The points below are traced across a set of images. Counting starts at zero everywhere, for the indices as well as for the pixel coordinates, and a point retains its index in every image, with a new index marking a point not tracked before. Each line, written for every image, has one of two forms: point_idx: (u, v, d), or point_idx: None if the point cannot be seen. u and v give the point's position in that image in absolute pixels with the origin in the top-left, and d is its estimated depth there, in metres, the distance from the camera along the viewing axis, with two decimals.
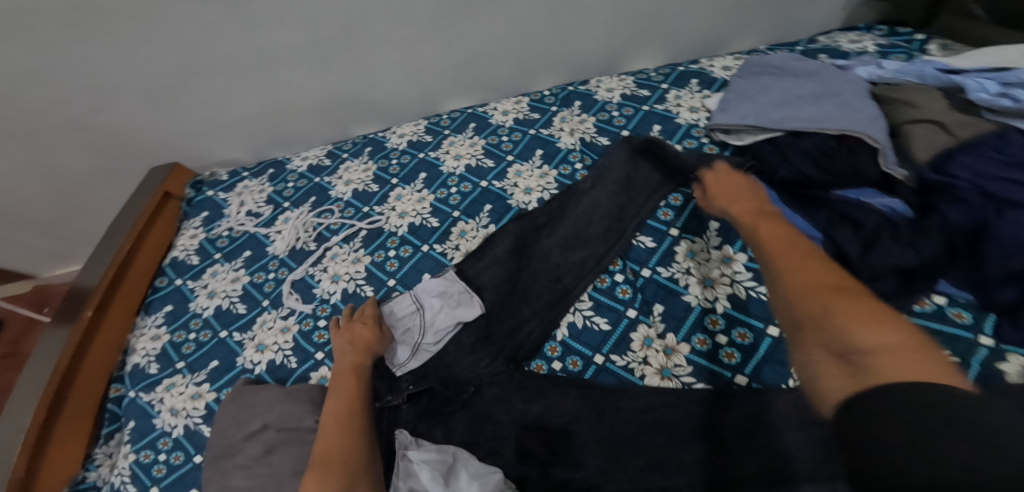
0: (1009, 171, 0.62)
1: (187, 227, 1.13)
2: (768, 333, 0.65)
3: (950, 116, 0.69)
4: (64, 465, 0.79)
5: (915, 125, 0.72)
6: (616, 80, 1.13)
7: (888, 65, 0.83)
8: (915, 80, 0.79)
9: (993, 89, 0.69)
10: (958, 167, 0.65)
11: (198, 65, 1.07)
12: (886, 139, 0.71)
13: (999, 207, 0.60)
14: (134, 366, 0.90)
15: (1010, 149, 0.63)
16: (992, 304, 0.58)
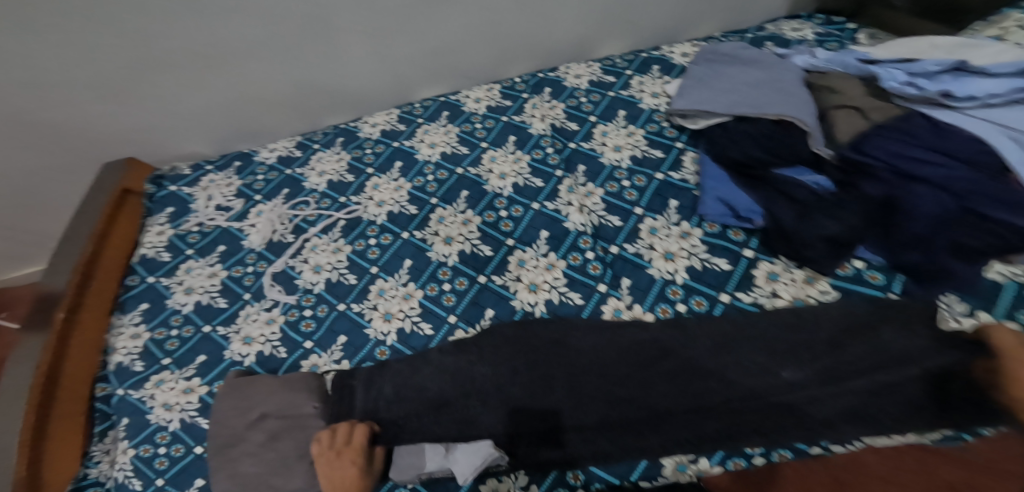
0: (915, 150, 0.73)
1: (153, 224, 1.11)
2: (720, 299, 0.74)
3: (864, 103, 0.80)
4: (65, 463, 0.79)
5: (838, 111, 0.82)
6: (583, 67, 1.18)
7: (819, 54, 0.92)
8: (840, 69, 0.88)
9: (901, 78, 0.79)
10: (873, 147, 0.76)
11: (151, 58, 1.04)
12: (814, 122, 0.80)
13: (908, 182, 0.72)
14: (117, 365, 0.91)
15: (914, 131, 0.75)
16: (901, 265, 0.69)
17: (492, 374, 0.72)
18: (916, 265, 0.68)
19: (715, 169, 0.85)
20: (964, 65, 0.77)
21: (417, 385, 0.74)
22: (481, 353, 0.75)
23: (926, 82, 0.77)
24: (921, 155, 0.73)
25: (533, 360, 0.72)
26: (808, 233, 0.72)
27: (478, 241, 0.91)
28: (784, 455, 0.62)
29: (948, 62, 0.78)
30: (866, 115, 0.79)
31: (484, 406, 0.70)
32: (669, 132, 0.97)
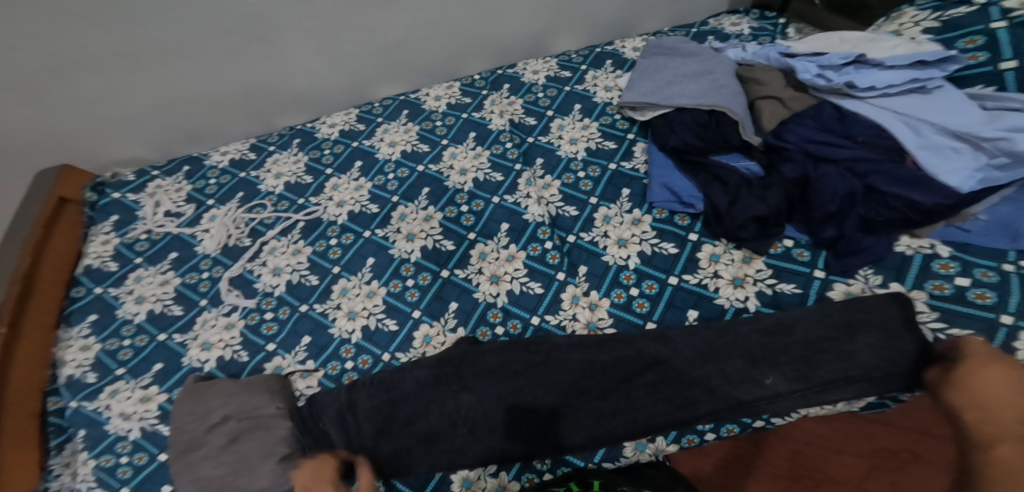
0: (822, 134, 0.80)
1: (96, 233, 1.07)
2: (669, 282, 0.79)
3: (785, 92, 0.87)
4: (23, 479, 0.77)
5: (764, 101, 0.88)
6: (541, 62, 1.20)
7: (749, 47, 0.98)
8: (764, 62, 0.93)
9: (813, 70, 0.83)
10: (789, 133, 0.82)
11: (82, 60, 1.00)
12: (744, 111, 0.86)
13: (817, 163, 0.79)
14: (69, 378, 0.88)
15: (822, 118, 0.81)
16: (820, 241, 0.76)
17: (480, 405, 0.69)
18: (831, 240, 0.75)
19: (659, 155, 0.91)
20: (864, 58, 0.81)
21: (394, 402, 0.71)
22: (463, 381, 0.71)
23: (833, 75, 0.81)
24: (829, 138, 0.79)
25: (513, 380, 0.70)
26: (737, 217, 0.78)
27: (439, 236, 0.93)
28: (732, 430, 0.72)
29: (851, 54, 0.81)
30: (786, 105, 0.86)
31: (471, 432, 0.68)
32: (620, 124, 1.01)
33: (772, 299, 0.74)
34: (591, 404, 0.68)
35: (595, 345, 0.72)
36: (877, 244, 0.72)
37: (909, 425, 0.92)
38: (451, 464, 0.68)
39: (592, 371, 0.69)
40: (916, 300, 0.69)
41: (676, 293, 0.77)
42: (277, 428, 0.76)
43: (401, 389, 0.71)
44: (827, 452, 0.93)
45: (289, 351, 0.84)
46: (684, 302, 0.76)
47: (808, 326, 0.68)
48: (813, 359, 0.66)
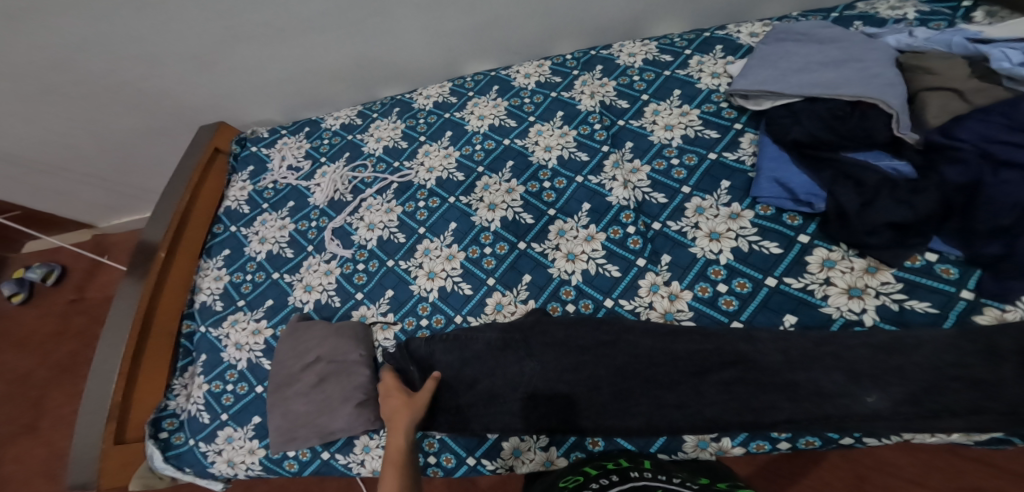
0: (1012, 134, 0.64)
1: (237, 180, 1.22)
2: (765, 283, 0.72)
3: (966, 83, 0.72)
4: (150, 395, 0.93)
5: (932, 93, 0.74)
6: (638, 44, 1.15)
7: (918, 33, 0.83)
8: (943, 49, 0.80)
9: (1016, 59, 0.70)
10: (964, 131, 0.67)
11: (238, 32, 1.13)
12: (901, 104, 0.73)
13: (997, 167, 0.64)
14: (202, 303, 1.02)
15: (1019, 114, 0.65)
16: (979, 258, 0.63)
17: (540, 374, 0.73)
18: (995, 259, 0.62)
19: (772, 147, 0.82)
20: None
21: (466, 361, 0.77)
22: (530, 348, 0.74)
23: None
24: (1021, 139, 0.64)
25: (581, 355, 0.72)
26: (870, 221, 0.68)
27: (520, 209, 0.93)
28: (811, 443, 0.65)
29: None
30: (964, 98, 0.71)
31: (527, 401, 0.72)
32: (727, 113, 0.93)
33: (897, 315, 0.64)
34: (656, 392, 0.68)
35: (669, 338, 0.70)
36: None
37: (1003, 465, 0.85)
38: (505, 427, 0.72)
39: (662, 366, 0.69)
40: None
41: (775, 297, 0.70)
42: (356, 375, 0.81)
43: (473, 348, 0.77)
44: (903, 483, 0.87)
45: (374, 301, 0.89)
46: (780, 306, 0.70)
47: (928, 352, 0.60)
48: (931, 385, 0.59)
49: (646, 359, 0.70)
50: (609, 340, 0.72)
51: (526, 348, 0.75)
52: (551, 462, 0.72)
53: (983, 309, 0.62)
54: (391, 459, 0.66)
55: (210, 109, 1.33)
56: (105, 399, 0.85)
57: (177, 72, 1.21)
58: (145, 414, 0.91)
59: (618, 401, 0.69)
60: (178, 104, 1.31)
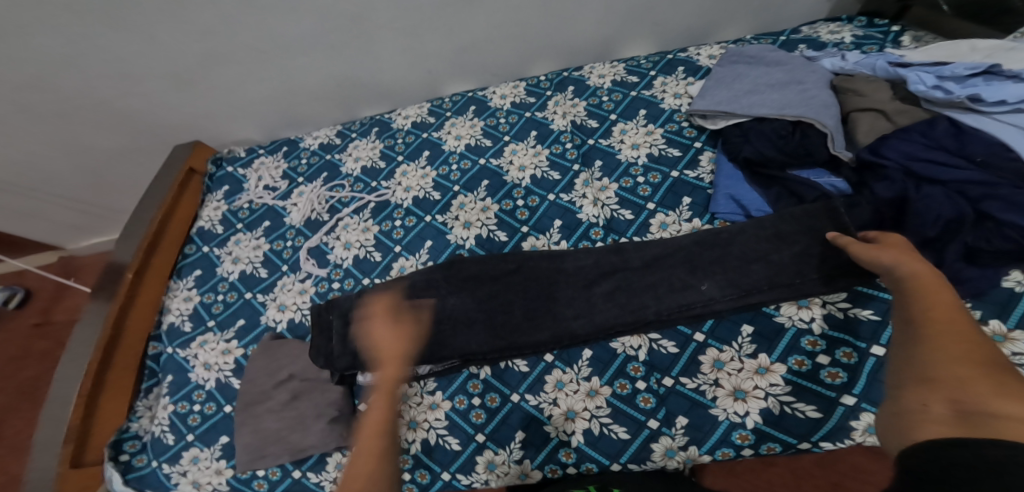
0: (929, 152, 0.71)
1: (210, 199, 1.22)
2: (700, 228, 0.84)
3: (889, 105, 0.78)
4: (112, 418, 0.91)
5: (861, 114, 0.80)
6: (608, 66, 1.20)
7: (850, 57, 0.89)
8: (869, 72, 0.85)
9: (930, 81, 0.75)
10: (889, 149, 0.73)
11: (217, 52, 1.14)
12: (835, 124, 0.79)
13: (919, 184, 0.70)
14: (170, 324, 1.01)
15: (934, 134, 0.72)
16: None
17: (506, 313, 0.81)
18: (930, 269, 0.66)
19: (727, 165, 0.87)
20: (996, 69, 0.73)
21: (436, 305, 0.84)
22: (450, 285, 0.85)
23: (954, 86, 0.73)
24: (937, 156, 0.70)
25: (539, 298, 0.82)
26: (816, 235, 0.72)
27: (494, 227, 0.95)
28: (772, 448, 0.66)
29: (980, 65, 0.74)
30: (890, 119, 0.77)
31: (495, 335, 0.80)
32: (688, 132, 0.98)
33: (843, 322, 0.68)
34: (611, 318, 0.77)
35: (618, 279, 0.81)
36: (982, 275, 0.64)
37: None
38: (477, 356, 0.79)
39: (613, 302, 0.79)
40: (1016, 341, 0.60)
41: (683, 239, 0.80)
42: (330, 391, 0.83)
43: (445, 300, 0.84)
44: None
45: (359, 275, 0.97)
46: (739, 316, 0.73)
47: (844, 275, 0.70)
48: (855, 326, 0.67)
49: (545, 278, 0.83)
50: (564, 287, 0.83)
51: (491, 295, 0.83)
52: (526, 475, 0.73)
53: None
54: (379, 415, 0.60)
55: (187, 128, 1.33)
56: (63, 421, 0.84)
57: (160, 91, 1.22)
58: (106, 437, 0.89)
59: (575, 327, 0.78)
60: (158, 124, 1.32)
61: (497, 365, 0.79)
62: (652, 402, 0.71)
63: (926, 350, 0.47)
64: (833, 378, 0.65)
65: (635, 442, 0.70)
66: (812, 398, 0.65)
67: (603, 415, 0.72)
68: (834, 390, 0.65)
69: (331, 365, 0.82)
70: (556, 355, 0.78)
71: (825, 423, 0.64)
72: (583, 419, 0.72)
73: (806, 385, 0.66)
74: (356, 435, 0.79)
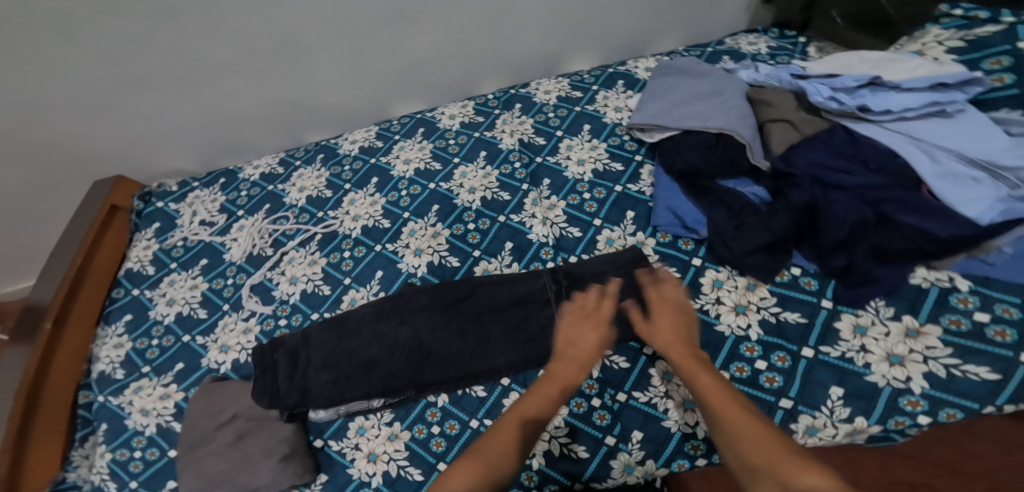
0: (834, 160, 0.77)
1: (139, 238, 1.16)
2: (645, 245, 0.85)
3: (796, 115, 0.84)
4: (44, 469, 0.82)
5: (774, 124, 0.85)
6: (553, 82, 1.22)
7: (763, 68, 0.94)
8: (777, 84, 0.90)
9: (826, 92, 0.79)
10: (799, 158, 0.78)
11: (133, 78, 1.09)
12: (751, 134, 0.83)
13: (827, 190, 0.75)
14: (100, 373, 0.95)
15: (835, 142, 0.78)
16: (829, 270, 0.72)
17: (462, 341, 0.81)
18: (842, 269, 0.71)
19: (666, 177, 0.90)
20: (879, 79, 0.76)
21: (388, 338, 0.82)
22: (402, 315, 0.84)
23: (846, 97, 0.77)
24: (840, 164, 0.76)
25: (495, 320, 0.82)
26: (743, 244, 0.76)
27: (445, 252, 0.95)
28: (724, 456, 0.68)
29: (865, 76, 0.77)
30: (798, 128, 0.82)
31: (454, 358, 0.80)
32: (629, 145, 1.00)
33: (775, 326, 0.72)
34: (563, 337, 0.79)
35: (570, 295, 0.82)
36: (888, 274, 0.69)
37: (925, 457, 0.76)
38: (434, 382, 0.79)
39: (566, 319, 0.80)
40: (928, 335, 0.64)
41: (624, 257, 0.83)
42: (279, 429, 0.79)
43: (396, 338, 0.82)
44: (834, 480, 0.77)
45: (310, 309, 0.94)
46: None
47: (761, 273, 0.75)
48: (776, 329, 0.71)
49: (499, 304, 0.84)
50: (516, 307, 0.83)
51: (449, 322, 0.83)
52: None
53: (841, 315, 0.70)
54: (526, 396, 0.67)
55: (111, 159, 1.26)
56: None
57: (75, 121, 1.15)
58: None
59: (527, 345, 0.79)
60: (77, 157, 1.24)
61: (454, 392, 0.79)
62: (608, 419, 0.73)
63: (735, 434, 0.55)
64: (771, 382, 0.67)
65: (593, 459, 0.70)
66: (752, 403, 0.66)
67: (562, 435, 0.73)
68: (772, 394, 0.66)
69: (279, 403, 0.79)
70: (511, 379, 0.78)
71: None
72: (542, 440, 0.73)
73: (747, 391, 0.67)
74: (313, 472, 0.76)
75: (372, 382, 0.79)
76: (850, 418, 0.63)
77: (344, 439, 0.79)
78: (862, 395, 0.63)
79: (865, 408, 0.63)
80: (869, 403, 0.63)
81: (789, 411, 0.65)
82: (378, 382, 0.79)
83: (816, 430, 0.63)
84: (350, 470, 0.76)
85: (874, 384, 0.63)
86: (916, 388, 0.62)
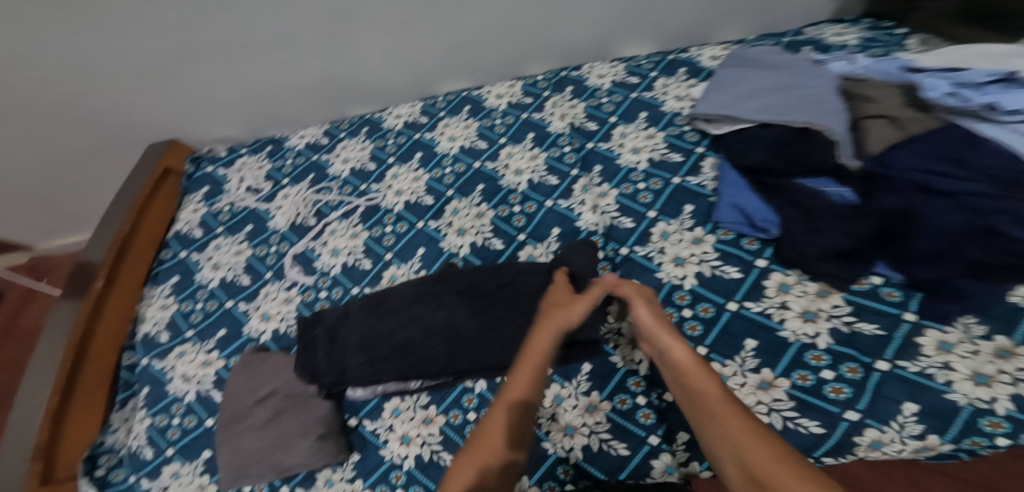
0: (935, 163, 0.69)
1: (189, 202, 1.16)
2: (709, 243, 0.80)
3: (901, 111, 0.76)
4: (85, 431, 0.86)
5: (872, 120, 0.78)
6: (608, 66, 1.16)
7: (860, 61, 0.88)
8: (880, 77, 0.84)
9: (945, 88, 0.74)
10: (896, 159, 0.72)
11: (190, 49, 1.09)
12: (844, 131, 0.75)
13: (930, 196, 0.68)
14: (145, 335, 0.96)
15: (944, 143, 0.70)
16: (916, 282, 0.67)
17: (501, 328, 0.77)
18: (930, 282, 0.65)
19: (732, 173, 0.84)
20: (1014, 76, 0.71)
21: (424, 319, 0.79)
22: (440, 299, 0.81)
23: (971, 94, 0.71)
24: (943, 168, 0.69)
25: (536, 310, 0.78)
26: (816, 246, 0.70)
27: (489, 234, 0.92)
28: None
29: (999, 71, 0.72)
30: (901, 126, 0.75)
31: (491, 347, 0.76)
32: (690, 136, 0.95)
33: (847, 337, 0.67)
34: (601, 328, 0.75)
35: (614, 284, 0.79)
36: (984, 291, 0.62)
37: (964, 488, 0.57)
38: (470, 369, 0.75)
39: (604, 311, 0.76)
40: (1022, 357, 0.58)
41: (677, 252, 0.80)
42: (316, 407, 0.78)
43: (435, 321, 0.78)
44: None
45: (350, 283, 0.93)
46: (741, 331, 0.71)
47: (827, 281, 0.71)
48: (845, 337, 0.67)
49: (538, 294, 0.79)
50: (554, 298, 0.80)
51: (487, 308, 0.79)
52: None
53: (925, 331, 0.64)
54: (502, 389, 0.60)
55: (163, 126, 1.27)
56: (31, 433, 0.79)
57: (132, 89, 1.17)
58: (78, 450, 0.83)
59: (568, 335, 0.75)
60: (131, 123, 1.26)
61: (493, 379, 0.76)
62: (652, 418, 0.69)
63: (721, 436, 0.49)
64: (838, 393, 0.63)
65: (633, 458, 0.67)
66: (815, 414, 0.62)
67: (602, 430, 0.70)
68: (837, 405, 0.62)
69: (318, 380, 0.79)
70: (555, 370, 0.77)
71: (827, 440, 0.61)
72: (581, 435, 0.70)
73: (810, 401, 0.63)
74: (346, 452, 0.75)
75: (406, 365, 0.76)
76: (921, 435, 0.58)
77: (379, 419, 0.78)
78: (938, 413, 0.58)
79: (940, 426, 0.57)
80: (945, 422, 0.57)
81: (850, 424, 0.60)
82: (410, 366, 0.76)
83: (882, 445, 0.59)
84: (382, 452, 0.75)
85: (953, 408, 0.58)
86: (1000, 410, 0.56)
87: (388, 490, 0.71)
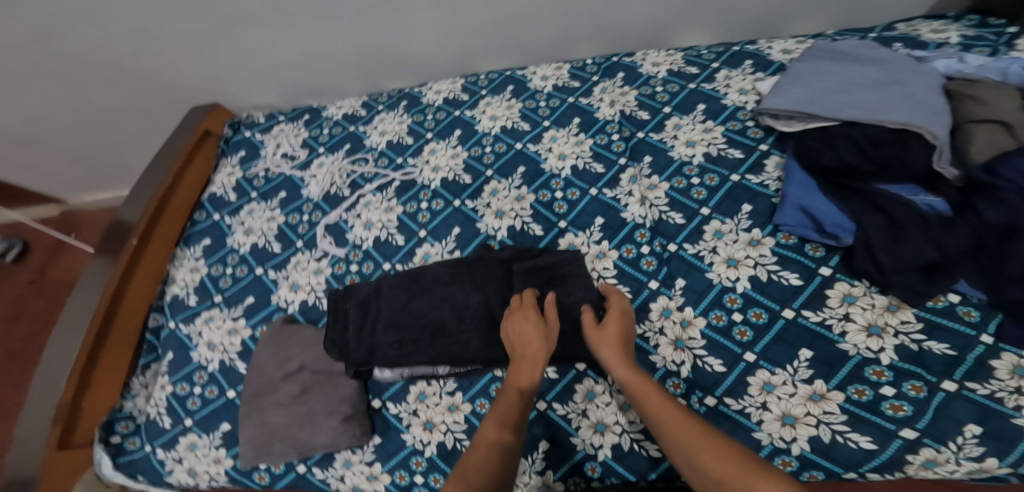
0: None
1: (225, 164, 1.15)
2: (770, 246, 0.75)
3: (1016, 116, 0.68)
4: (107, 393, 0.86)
5: (981, 125, 0.71)
6: (663, 54, 1.10)
7: (970, 60, 0.80)
8: (998, 77, 0.77)
9: None
10: (1008, 168, 0.66)
11: (242, 15, 1.07)
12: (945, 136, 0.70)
13: None
14: (174, 296, 0.96)
15: None
16: (1001, 301, 0.61)
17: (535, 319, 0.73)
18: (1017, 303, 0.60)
19: (801, 173, 0.78)
20: None
21: (458, 301, 0.76)
22: (475, 281, 0.78)
23: None
24: None
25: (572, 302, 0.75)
26: (898, 258, 0.65)
27: (529, 219, 0.89)
28: (815, 476, 0.59)
29: None
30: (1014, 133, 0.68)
31: None
32: (753, 132, 0.89)
33: (916, 355, 0.62)
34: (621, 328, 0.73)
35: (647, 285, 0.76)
36: None
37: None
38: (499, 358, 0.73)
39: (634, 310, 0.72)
40: None
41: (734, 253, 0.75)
42: (343, 386, 0.76)
43: (469, 305, 0.75)
44: None
45: (383, 259, 0.90)
46: (797, 339, 0.66)
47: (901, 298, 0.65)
48: (916, 356, 0.62)
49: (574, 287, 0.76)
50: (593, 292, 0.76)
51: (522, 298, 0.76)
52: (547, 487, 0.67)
53: (1001, 354, 0.60)
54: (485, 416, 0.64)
55: (204, 89, 1.27)
56: (55, 391, 0.78)
57: (179, 52, 1.16)
58: (99, 413, 0.83)
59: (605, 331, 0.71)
60: (174, 85, 1.25)
61: None
62: None
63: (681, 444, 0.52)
64: (896, 411, 0.59)
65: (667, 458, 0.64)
66: (868, 429, 0.59)
67: (635, 430, 0.66)
68: (894, 422, 0.58)
69: (346, 358, 0.75)
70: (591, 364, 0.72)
71: (879, 455, 0.57)
72: (613, 433, 0.66)
73: (863, 415, 0.60)
74: (368, 434, 0.73)
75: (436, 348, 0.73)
76: (979, 457, 0.55)
77: (403, 402, 0.76)
78: (1003, 437, 0.55)
79: (1002, 450, 0.55)
80: (1009, 446, 0.54)
81: (905, 442, 0.57)
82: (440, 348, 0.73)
83: (935, 465, 0.56)
84: (404, 436, 0.73)
85: None
86: None
87: (408, 476, 0.70)
